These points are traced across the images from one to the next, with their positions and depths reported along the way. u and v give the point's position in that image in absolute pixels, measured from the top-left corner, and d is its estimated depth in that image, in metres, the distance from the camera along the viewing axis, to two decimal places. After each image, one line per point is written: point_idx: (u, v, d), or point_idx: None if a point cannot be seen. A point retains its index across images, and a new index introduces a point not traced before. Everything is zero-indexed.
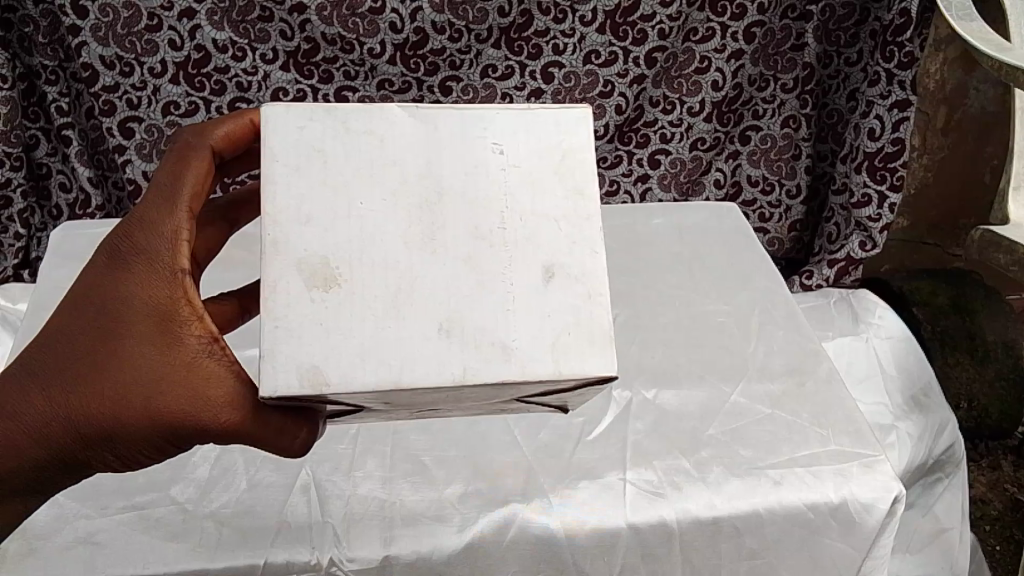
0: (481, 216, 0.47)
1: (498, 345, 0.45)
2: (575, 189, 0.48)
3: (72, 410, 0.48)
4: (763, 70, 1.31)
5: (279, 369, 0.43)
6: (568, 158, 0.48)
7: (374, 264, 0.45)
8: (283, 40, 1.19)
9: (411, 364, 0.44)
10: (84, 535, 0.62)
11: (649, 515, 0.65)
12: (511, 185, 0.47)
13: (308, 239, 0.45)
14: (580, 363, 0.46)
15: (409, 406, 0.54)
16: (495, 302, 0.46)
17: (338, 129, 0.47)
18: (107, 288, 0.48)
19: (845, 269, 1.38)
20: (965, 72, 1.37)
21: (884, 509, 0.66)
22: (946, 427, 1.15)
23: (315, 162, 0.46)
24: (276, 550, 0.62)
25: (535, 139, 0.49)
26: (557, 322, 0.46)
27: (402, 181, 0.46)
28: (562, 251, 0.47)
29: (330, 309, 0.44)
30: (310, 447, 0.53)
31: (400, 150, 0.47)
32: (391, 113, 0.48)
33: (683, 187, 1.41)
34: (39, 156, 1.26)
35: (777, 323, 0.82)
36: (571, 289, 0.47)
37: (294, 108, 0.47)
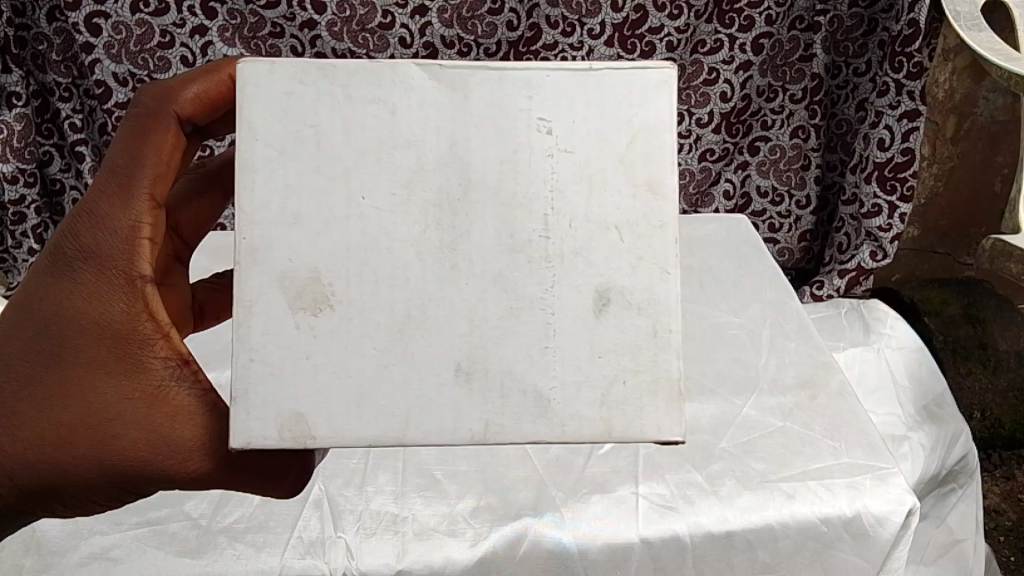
0: (522, 224, 0.45)
1: (531, 392, 0.45)
2: (645, 183, 0.45)
3: (32, 442, 0.48)
4: (772, 81, 1.31)
5: (252, 417, 0.44)
6: (637, 143, 0.45)
7: (382, 280, 0.44)
8: (293, 55, 1.20)
9: (423, 413, 0.44)
10: (99, 550, 0.62)
11: (662, 529, 0.65)
12: (562, 179, 0.45)
13: (298, 248, 0.44)
14: (631, 419, 0.45)
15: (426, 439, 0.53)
16: (532, 338, 0.45)
17: (337, 96, 0.45)
18: (65, 299, 0.48)
19: (856, 279, 1.38)
20: (973, 82, 1.37)
21: (898, 522, 0.66)
22: (960, 437, 1.13)
23: (308, 142, 0.44)
24: (291, 561, 0.62)
25: (601, 118, 0.45)
26: (608, 367, 0.45)
27: (418, 169, 0.44)
28: (622, 273, 0.45)
29: (319, 341, 0.44)
30: (303, 484, 0.51)
31: (420, 130, 0.45)
32: (408, 76, 0.45)
33: (692, 199, 1.42)
34: (53, 172, 1.27)
35: (788, 335, 0.82)
36: (624, 316, 0.45)
37: (281, 69, 0.44)
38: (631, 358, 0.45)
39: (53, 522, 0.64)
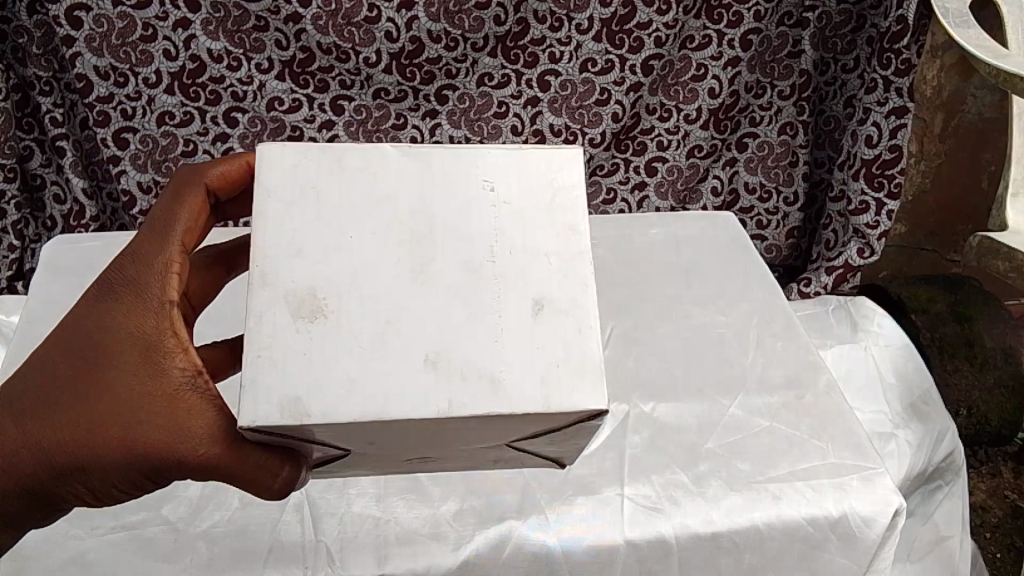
0: (472, 249, 0.48)
1: (487, 376, 0.44)
2: (567, 224, 0.49)
3: (47, 436, 0.48)
4: (760, 77, 1.31)
5: (258, 401, 0.42)
6: (559, 197, 0.50)
7: (363, 296, 0.46)
8: (278, 49, 1.19)
9: (395, 397, 0.43)
10: (74, 556, 0.61)
11: (647, 531, 0.65)
12: (503, 221, 0.49)
13: (296, 271, 0.46)
14: (571, 397, 0.44)
15: (401, 451, 0.52)
16: (484, 333, 0.46)
17: (332, 165, 0.49)
18: (95, 316, 0.51)
19: (844, 276, 1.37)
20: (962, 79, 1.36)
21: (884, 523, 0.66)
22: (946, 435, 1.14)
23: (309, 197, 0.48)
24: (269, 572, 0.62)
25: (527, 179, 0.51)
26: (549, 355, 0.45)
27: (393, 215, 0.48)
28: (552, 286, 0.47)
29: (316, 341, 0.44)
30: (291, 490, 0.52)
31: (395, 187, 0.49)
32: (385, 153, 0.50)
33: (680, 196, 1.40)
34: (33, 167, 1.26)
35: (775, 334, 0.81)
36: (560, 324, 0.46)
37: (290, 146, 0.49)
38: (561, 349, 0.46)
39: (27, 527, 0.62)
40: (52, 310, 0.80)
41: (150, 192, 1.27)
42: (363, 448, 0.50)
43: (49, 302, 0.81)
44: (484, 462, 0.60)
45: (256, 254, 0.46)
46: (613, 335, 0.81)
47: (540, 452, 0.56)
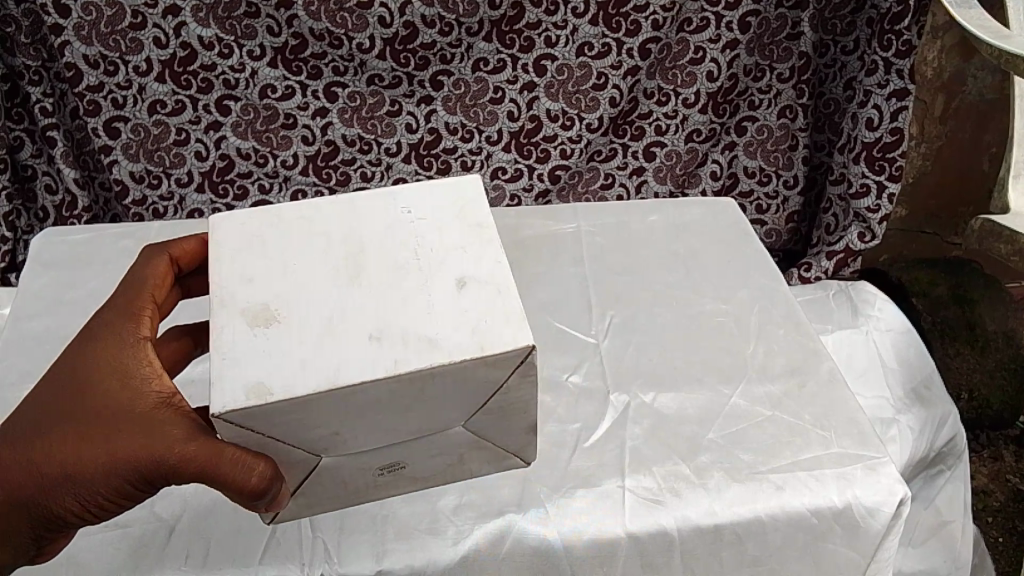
0: (401, 255, 0.56)
1: (424, 340, 0.50)
2: (477, 224, 0.58)
3: (37, 464, 0.50)
4: (759, 60, 1.29)
5: (225, 390, 0.47)
6: (467, 207, 0.59)
7: (309, 303, 0.52)
8: (270, 36, 1.17)
9: (348, 367, 0.48)
10: (67, 555, 0.61)
11: (649, 523, 0.64)
12: (422, 230, 0.58)
13: (250, 294, 0.53)
14: (501, 341, 0.50)
15: (365, 451, 0.55)
16: (417, 308, 0.52)
17: (276, 218, 0.59)
18: (74, 357, 0.54)
19: (844, 260, 1.36)
20: (963, 60, 1.34)
21: (889, 513, 0.65)
22: (948, 419, 1.13)
23: (257, 241, 0.57)
24: (265, 569, 0.61)
25: (438, 200, 0.60)
26: (475, 314, 0.51)
27: (330, 242, 0.57)
28: (470, 267, 0.54)
29: (269, 338, 0.50)
30: (269, 499, 0.51)
31: (330, 225, 0.58)
32: (318, 203, 0.60)
33: (679, 180, 1.38)
34: (24, 159, 1.24)
35: (776, 322, 0.80)
36: (481, 291, 0.53)
37: (237, 212, 0.60)
38: (488, 310, 0.52)
39: None
40: (41, 304, 0.79)
41: (143, 181, 1.26)
42: (328, 449, 0.53)
43: (38, 296, 0.80)
44: (451, 477, 0.62)
45: (213, 288, 0.53)
46: (611, 325, 0.80)
47: (496, 443, 0.59)
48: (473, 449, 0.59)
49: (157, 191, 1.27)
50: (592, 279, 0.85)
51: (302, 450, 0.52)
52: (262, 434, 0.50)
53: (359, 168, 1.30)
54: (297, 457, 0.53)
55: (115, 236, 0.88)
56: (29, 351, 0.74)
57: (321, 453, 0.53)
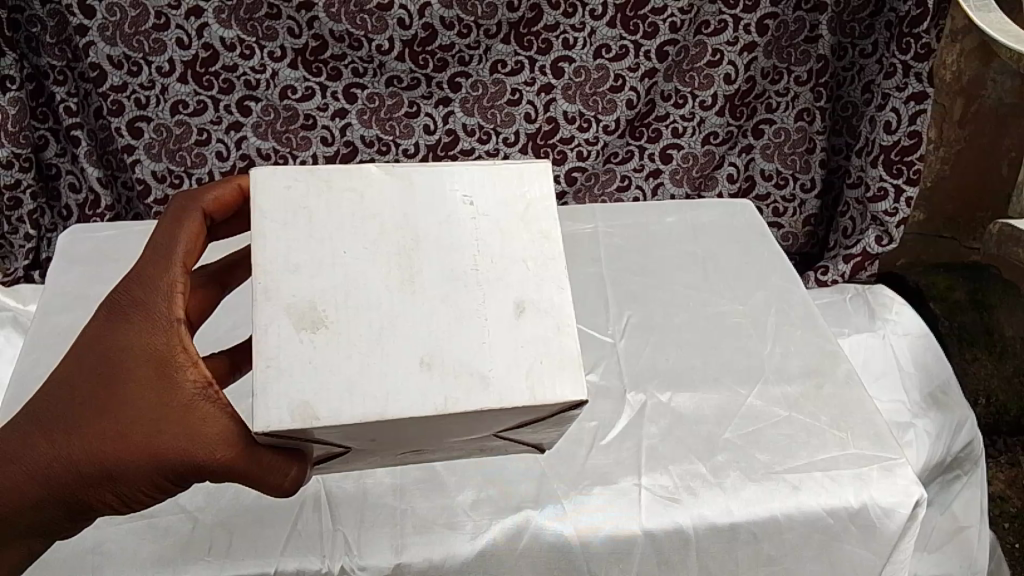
0: (456, 259, 0.52)
1: (476, 375, 0.48)
2: (540, 233, 0.53)
3: (75, 455, 0.50)
4: (777, 63, 1.29)
5: (271, 406, 0.46)
6: (532, 209, 0.54)
7: (360, 307, 0.49)
8: (291, 37, 1.18)
9: (395, 398, 0.47)
10: (93, 544, 0.62)
11: (665, 520, 0.65)
12: (483, 232, 0.53)
13: (297, 287, 0.49)
14: (554, 390, 0.49)
15: (394, 446, 0.55)
16: (473, 333, 0.50)
17: (320, 186, 0.53)
18: (107, 335, 0.52)
19: (861, 264, 1.37)
20: (982, 64, 1.34)
21: (905, 514, 0.66)
22: (965, 424, 1.13)
23: (302, 219, 0.51)
24: (286, 558, 0.62)
25: (501, 193, 0.55)
26: (530, 351, 0.50)
27: (382, 231, 0.52)
28: (530, 289, 0.52)
29: (317, 347, 0.48)
30: (298, 487, 0.54)
31: (381, 206, 0.53)
32: (369, 173, 0.54)
33: (695, 182, 1.39)
34: (49, 157, 1.26)
35: (793, 324, 0.80)
36: (539, 325, 0.51)
37: (280, 171, 0.52)
38: (544, 347, 0.50)
39: None
40: (68, 299, 0.80)
41: (165, 180, 1.27)
42: (359, 446, 0.53)
43: (63, 291, 0.81)
44: (476, 452, 0.63)
45: (257, 274, 0.49)
46: (629, 324, 0.81)
47: (522, 441, 0.60)
48: (498, 445, 0.60)
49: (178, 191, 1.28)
50: (610, 279, 0.86)
51: (336, 445, 0.52)
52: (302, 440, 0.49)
53: None
54: (329, 448, 0.53)
55: (138, 233, 0.89)
56: (56, 348, 0.76)
57: (353, 447, 0.54)
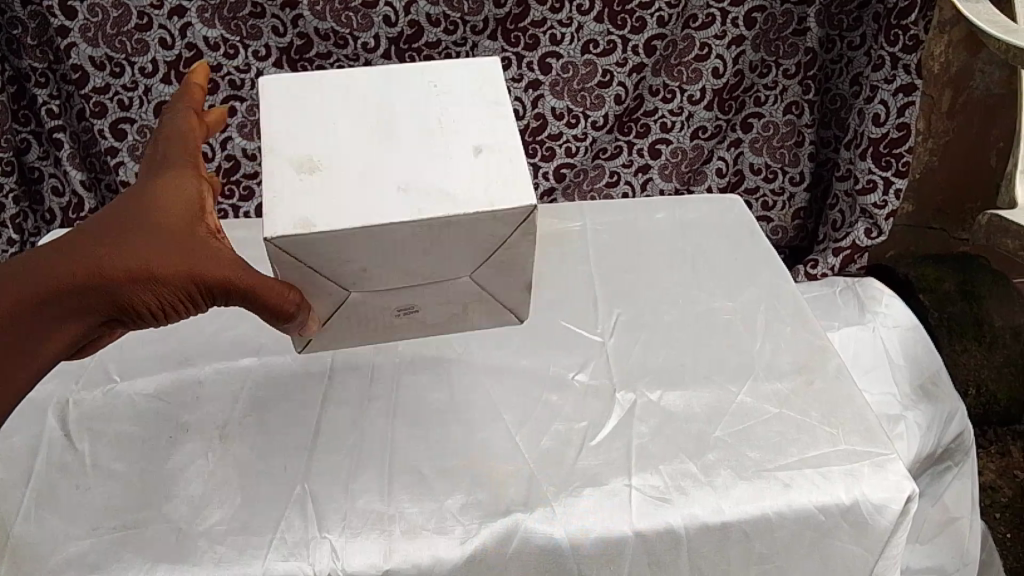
0: (424, 123, 0.65)
1: (441, 192, 0.59)
2: (492, 100, 0.66)
3: (87, 270, 0.55)
4: (765, 55, 1.28)
5: (276, 222, 0.57)
6: (483, 86, 0.67)
7: (345, 156, 0.62)
8: (275, 36, 1.17)
9: (378, 215, 0.57)
10: (77, 556, 0.61)
11: (655, 522, 0.64)
12: (443, 100, 0.67)
13: (297, 145, 0.62)
14: (509, 198, 0.59)
15: (387, 290, 0.65)
16: (441, 163, 0.61)
17: (317, 81, 0.69)
18: (120, 201, 0.60)
19: (850, 257, 1.37)
20: (970, 55, 1.34)
21: (897, 510, 0.65)
22: (955, 415, 1.13)
23: (302, 100, 0.66)
24: (274, 561, 0.61)
25: (457, 71, 0.69)
26: (489, 173, 0.61)
27: (363, 107, 0.66)
28: (486, 136, 0.63)
29: (314, 180, 0.60)
30: (299, 324, 0.61)
31: (363, 90, 0.68)
32: (353, 74, 0.69)
33: (684, 177, 1.38)
34: (31, 160, 1.25)
35: (783, 320, 0.80)
36: (491, 160, 0.62)
37: (287, 75, 0.69)
38: (500, 172, 0.61)
39: (32, 531, 0.63)
40: None
41: None
42: (356, 284, 0.63)
43: None
44: (457, 322, 0.72)
45: (266, 138, 0.63)
46: (617, 322, 0.80)
47: (498, 297, 0.69)
48: (478, 301, 0.69)
49: None
50: (597, 278, 0.85)
51: (333, 283, 0.62)
52: (302, 262, 0.59)
53: None
54: (329, 289, 0.63)
55: None
56: None
57: (350, 288, 0.63)
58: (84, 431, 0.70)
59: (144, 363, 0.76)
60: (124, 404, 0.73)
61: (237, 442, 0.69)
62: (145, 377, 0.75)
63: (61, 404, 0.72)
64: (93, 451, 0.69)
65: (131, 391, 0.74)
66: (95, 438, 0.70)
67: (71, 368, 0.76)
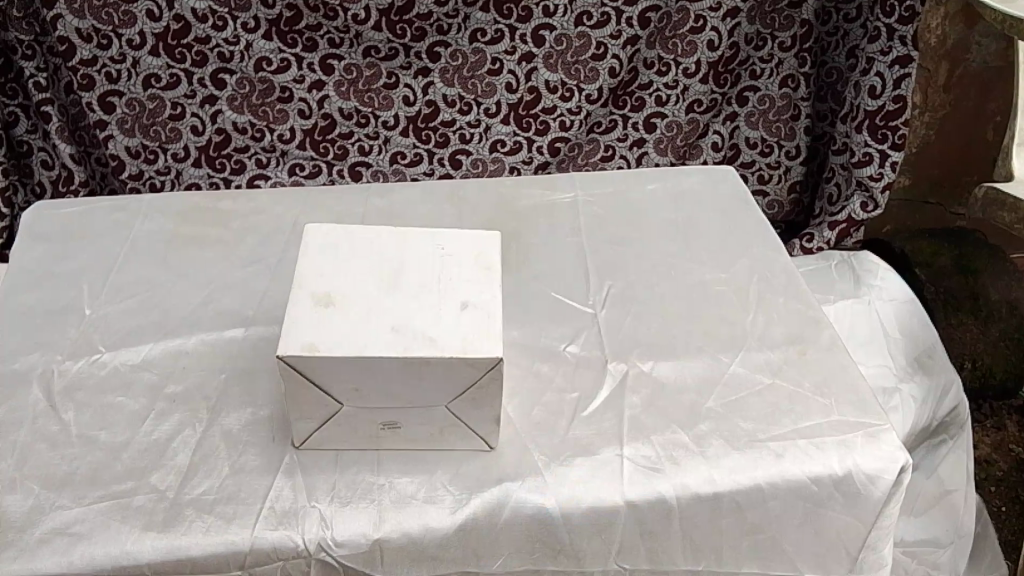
0: (428, 280, 0.64)
1: (426, 338, 0.59)
2: (489, 269, 0.65)
3: None
4: (760, 28, 1.27)
5: (288, 342, 0.58)
6: (481, 258, 0.66)
7: (358, 294, 0.62)
8: (264, 8, 1.16)
9: (369, 344, 0.58)
10: (62, 526, 0.61)
11: (646, 491, 0.64)
12: (448, 262, 0.66)
13: (318, 284, 0.63)
14: (482, 346, 0.59)
15: (376, 404, 0.62)
16: (432, 318, 0.61)
17: (343, 232, 0.69)
18: None
19: (846, 231, 1.35)
20: (966, 27, 1.33)
21: (890, 480, 0.65)
22: (950, 388, 1.13)
23: (326, 252, 0.66)
24: (263, 532, 0.61)
25: (464, 243, 0.68)
26: (469, 325, 0.60)
27: (378, 259, 0.66)
28: (476, 295, 0.63)
29: (325, 316, 0.60)
30: None
31: (383, 244, 0.68)
32: (373, 231, 0.69)
33: (680, 151, 1.36)
34: (19, 134, 1.23)
35: (777, 291, 0.79)
36: (480, 315, 0.61)
37: (316, 230, 0.68)
38: (485, 327, 0.60)
39: (17, 502, 0.62)
40: (41, 280, 0.81)
41: (139, 156, 1.24)
42: (351, 399, 0.61)
43: (32, 268, 0.82)
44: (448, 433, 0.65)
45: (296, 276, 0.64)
46: (609, 293, 0.79)
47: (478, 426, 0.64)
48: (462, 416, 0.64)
49: (153, 166, 1.25)
50: (589, 249, 0.84)
51: (327, 394, 0.61)
52: (303, 378, 0.59)
53: (355, 142, 1.27)
54: (323, 401, 0.61)
55: (108, 209, 0.90)
56: (24, 327, 0.76)
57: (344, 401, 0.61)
58: (69, 402, 0.69)
59: (129, 334, 0.76)
60: (109, 375, 0.72)
61: (224, 412, 0.68)
62: (131, 348, 0.74)
63: (45, 375, 0.71)
64: (79, 423, 0.68)
65: (117, 362, 0.73)
66: (81, 409, 0.69)
67: (57, 338, 0.75)
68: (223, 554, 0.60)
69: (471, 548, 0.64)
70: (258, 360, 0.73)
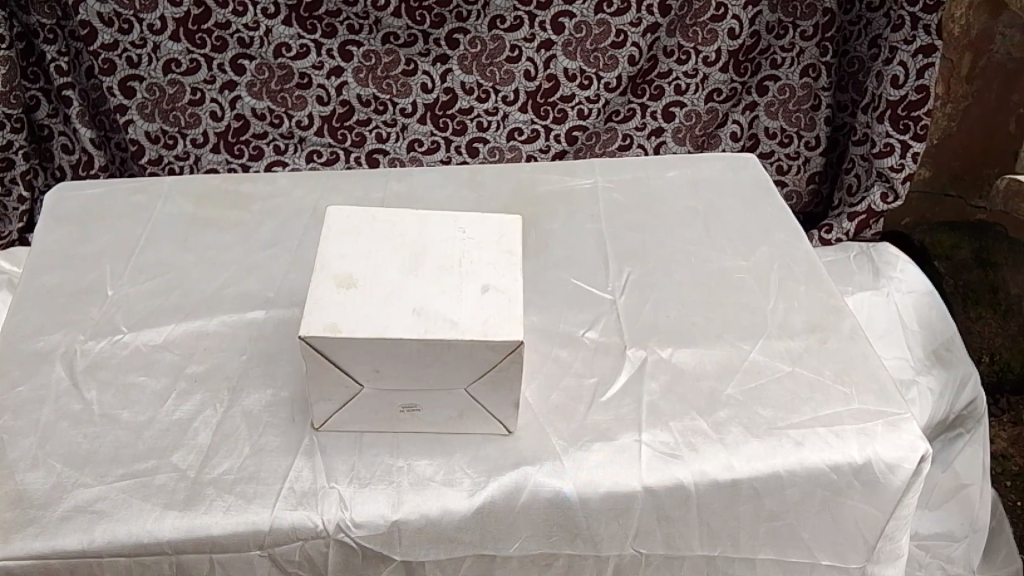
0: (449, 263, 0.64)
1: (448, 321, 0.59)
2: (511, 254, 0.65)
3: None
4: (782, 17, 1.26)
5: (310, 322, 0.58)
6: (502, 242, 0.66)
7: (380, 277, 0.62)
8: None
9: (392, 325, 0.58)
10: (84, 503, 0.61)
11: (664, 477, 0.64)
12: (469, 246, 0.66)
13: (340, 266, 0.63)
14: (503, 330, 0.59)
15: (395, 386, 0.62)
16: (453, 301, 0.60)
17: (365, 215, 0.69)
18: None
19: (866, 223, 1.35)
20: (991, 17, 1.31)
21: (910, 469, 0.65)
22: (968, 381, 1.12)
23: (349, 234, 0.66)
24: (282, 512, 0.61)
25: (485, 227, 0.68)
26: (489, 308, 0.60)
27: (400, 242, 0.66)
28: (497, 279, 0.62)
29: (347, 298, 0.60)
30: None
31: (405, 227, 0.68)
32: (395, 215, 0.69)
33: (698, 141, 1.35)
34: (40, 118, 1.24)
35: (797, 279, 0.79)
36: (500, 299, 0.61)
37: (338, 213, 0.69)
38: (506, 310, 0.60)
39: (40, 479, 0.63)
40: (65, 260, 0.81)
41: (158, 141, 1.25)
42: (373, 381, 0.61)
43: (55, 249, 0.82)
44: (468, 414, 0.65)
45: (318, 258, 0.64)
46: (628, 280, 0.79)
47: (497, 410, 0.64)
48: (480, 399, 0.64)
49: (172, 151, 1.26)
50: (609, 235, 0.84)
51: (348, 374, 0.61)
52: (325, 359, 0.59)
53: (374, 128, 1.27)
54: (344, 383, 0.61)
55: (129, 191, 0.90)
56: (46, 307, 0.76)
57: (365, 383, 0.62)
58: (92, 381, 0.70)
59: (151, 315, 0.76)
60: (130, 355, 0.72)
61: (245, 393, 0.69)
62: (152, 329, 0.75)
63: (67, 354, 0.72)
64: (101, 402, 0.68)
65: (138, 343, 0.73)
66: (103, 389, 0.70)
67: (79, 318, 0.76)
68: (243, 533, 0.61)
69: (488, 531, 0.64)
70: (278, 342, 0.73)
